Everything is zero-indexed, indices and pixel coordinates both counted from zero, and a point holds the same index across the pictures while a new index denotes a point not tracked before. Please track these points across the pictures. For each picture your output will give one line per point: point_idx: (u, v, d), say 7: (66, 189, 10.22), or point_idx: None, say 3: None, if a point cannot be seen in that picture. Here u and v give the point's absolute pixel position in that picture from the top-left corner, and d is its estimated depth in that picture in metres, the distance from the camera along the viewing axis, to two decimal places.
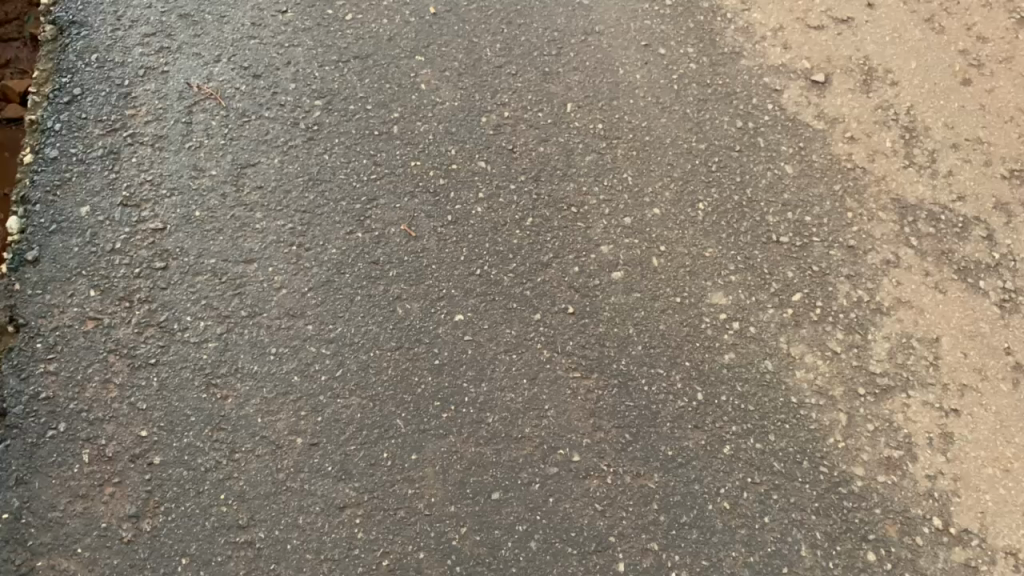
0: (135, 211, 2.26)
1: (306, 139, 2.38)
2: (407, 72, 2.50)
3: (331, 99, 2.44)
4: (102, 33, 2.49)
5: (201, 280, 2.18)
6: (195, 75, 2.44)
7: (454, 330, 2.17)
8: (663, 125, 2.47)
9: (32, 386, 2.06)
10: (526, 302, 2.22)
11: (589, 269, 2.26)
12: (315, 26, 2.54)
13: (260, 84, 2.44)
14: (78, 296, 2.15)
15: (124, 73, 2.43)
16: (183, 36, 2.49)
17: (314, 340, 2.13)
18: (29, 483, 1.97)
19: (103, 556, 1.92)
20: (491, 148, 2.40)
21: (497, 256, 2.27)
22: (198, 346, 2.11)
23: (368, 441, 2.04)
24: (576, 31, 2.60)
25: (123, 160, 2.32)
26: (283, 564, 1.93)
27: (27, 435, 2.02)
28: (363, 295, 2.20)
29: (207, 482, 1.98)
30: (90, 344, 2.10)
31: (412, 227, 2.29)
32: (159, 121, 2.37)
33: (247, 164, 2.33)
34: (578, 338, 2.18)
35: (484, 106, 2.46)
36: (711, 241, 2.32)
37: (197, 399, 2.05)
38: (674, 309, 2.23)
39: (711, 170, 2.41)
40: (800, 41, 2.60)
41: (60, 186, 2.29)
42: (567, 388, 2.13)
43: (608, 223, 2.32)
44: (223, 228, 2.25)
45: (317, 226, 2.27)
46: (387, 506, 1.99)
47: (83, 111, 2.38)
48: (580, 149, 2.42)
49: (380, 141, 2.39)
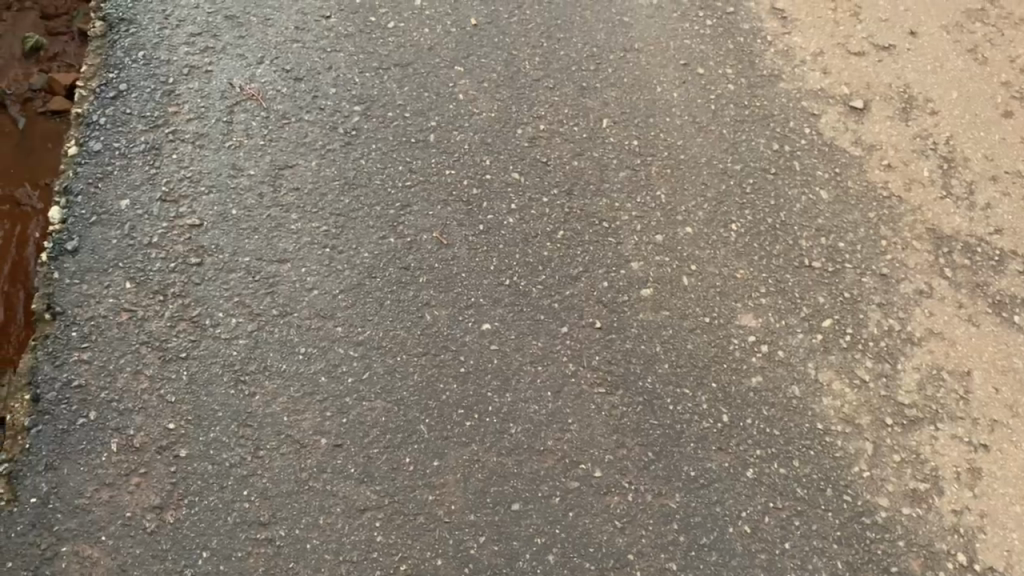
0: (173, 206, 2.29)
1: (343, 143, 2.41)
2: (446, 81, 2.52)
3: (370, 105, 2.47)
4: (150, 31, 2.54)
5: (234, 278, 2.21)
6: (238, 75, 2.48)
7: (481, 339, 2.18)
8: (698, 144, 2.47)
9: (65, 373, 2.08)
10: (553, 315, 2.22)
11: (618, 284, 2.26)
12: (358, 32, 2.57)
13: (301, 87, 2.48)
14: (114, 288, 2.18)
15: (170, 71, 2.48)
16: (229, 37, 2.54)
17: (342, 342, 2.15)
18: (58, 468, 1.99)
19: (126, 545, 1.93)
20: (526, 160, 2.42)
21: (527, 268, 2.28)
22: (229, 342, 2.13)
23: (391, 445, 2.05)
24: (615, 48, 2.61)
25: (164, 156, 2.36)
26: (302, 563, 1.94)
27: (58, 421, 2.04)
28: (393, 299, 2.21)
29: (231, 477, 2.00)
30: (123, 335, 2.13)
31: (444, 234, 2.31)
32: (201, 119, 2.41)
33: (285, 165, 2.36)
34: (605, 353, 2.18)
35: (520, 119, 2.48)
36: (742, 262, 2.31)
37: (226, 395, 2.08)
38: (702, 329, 2.22)
39: (745, 192, 2.41)
40: (839, 67, 2.60)
41: (102, 179, 2.33)
42: (591, 403, 2.13)
43: (640, 240, 2.33)
44: (259, 227, 2.28)
45: (351, 229, 2.29)
46: (407, 511, 1.99)
47: (127, 106, 2.42)
48: (614, 165, 2.43)
49: (416, 148, 2.42)
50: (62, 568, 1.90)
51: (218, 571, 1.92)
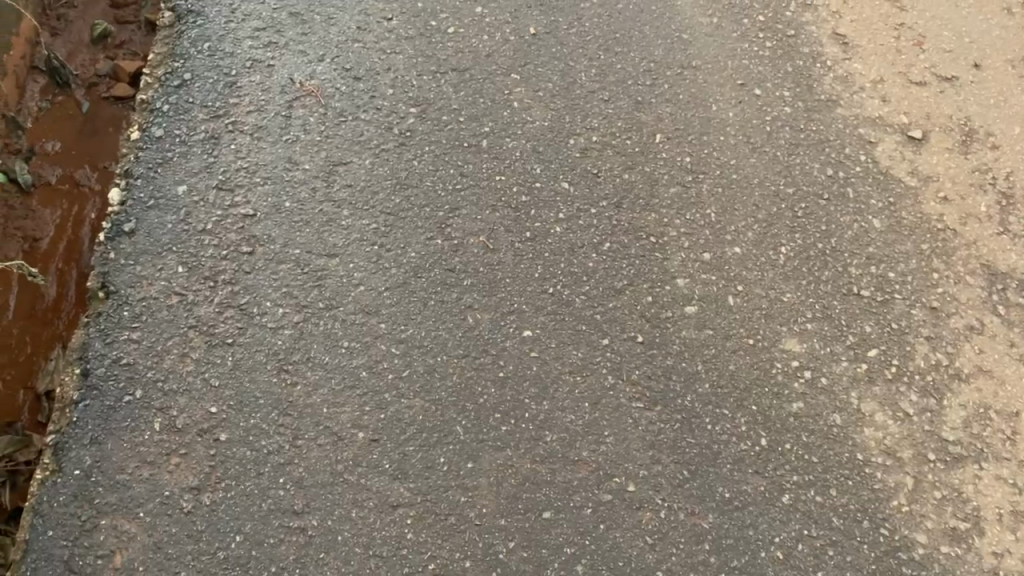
0: (229, 195, 2.33)
1: (398, 143, 2.44)
2: (501, 89, 2.54)
3: (426, 108, 2.50)
4: (216, 24, 2.60)
5: (284, 269, 2.24)
6: (299, 71, 2.53)
7: (521, 345, 2.19)
8: (751, 165, 2.46)
9: (114, 350, 2.13)
10: (595, 326, 2.22)
11: (662, 300, 2.26)
12: (418, 36, 2.61)
13: (360, 86, 2.52)
14: (166, 271, 2.23)
15: (233, 63, 2.53)
16: (292, 34, 2.59)
17: (385, 339, 2.17)
18: (102, 443, 2.03)
19: (162, 523, 1.96)
20: (576, 170, 2.42)
21: (572, 278, 2.28)
22: (275, 331, 2.17)
23: (426, 444, 2.07)
24: (672, 64, 2.61)
25: (223, 146, 2.41)
26: (332, 554, 1.95)
27: (105, 397, 2.08)
28: (437, 300, 2.23)
29: (268, 464, 2.02)
30: (173, 318, 2.17)
31: (490, 239, 2.32)
32: (261, 112, 2.46)
33: (339, 162, 2.40)
34: (645, 368, 2.17)
35: (573, 129, 2.49)
36: (790, 285, 2.29)
37: (268, 383, 2.11)
38: (745, 350, 2.20)
39: (796, 216, 2.39)
40: (899, 95, 2.57)
41: (162, 165, 2.38)
42: (629, 417, 2.12)
43: (686, 256, 2.32)
44: (311, 220, 2.31)
45: (400, 229, 2.32)
46: (439, 511, 2.00)
47: (191, 96, 2.48)
48: (664, 181, 2.42)
49: (469, 152, 2.44)
50: (99, 541, 1.94)
51: (250, 556, 1.94)
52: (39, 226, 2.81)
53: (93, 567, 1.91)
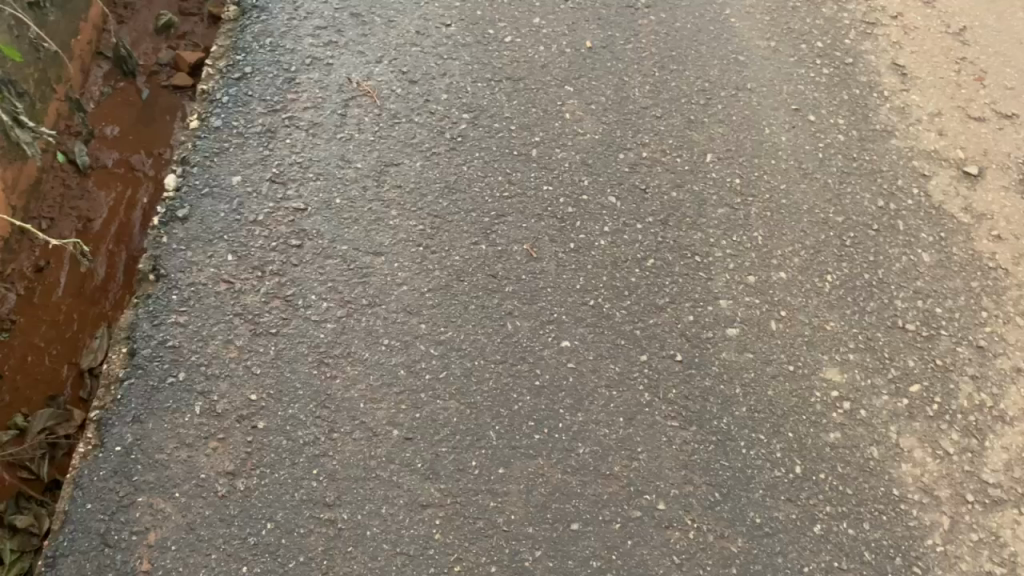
0: (281, 188, 2.37)
1: (449, 148, 2.46)
2: (554, 100, 2.56)
3: (478, 115, 2.52)
4: (279, 21, 2.65)
5: (330, 264, 2.27)
6: (357, 71, 2.57)
7: (559, 355, 2.19)
8: (801, 191, 2.44)
9: (161, 332, 2.17)
10: (634, 342, 2.22)
11: (704, 320, 2.25)
12: (475, 43, 2.64)
13: (415, 90, 2.55)
14: (216, 259, 2.27)
15: (293, 60, 2.58)
16: (352, 34, 2.63)
17: (424, 339, 2.19)
18: (143, 422, 2.06)
19: (196, 505, 1.99)
20: (624, 185, 2.43)
21: (613, 292, 2.28)
22: (318, 324, 2.20)
23: (459, 446, 2.08)
24: (727, 85, 2.61)
25: (278, 139, 2.45)
26: (359, 549, 1.97)
27: (149, 377, 2.12)
28: (478, 305, 2.25)
29: (303, 455, 2.05)
30: (220, 305, 2.21)
31: (534, 248, 2.33)
32: (317, 109, 2.50)
33: (391, 163, 2.43)
34: (682, 387, 2.17)
35: (623, 144, 2.50)
36: (834, 314, 2.28)
37: (308, 374, 2.14)
38: (785, 376, 2.19)
39: (844, 244, 2.37)
40: (956, 130, 2.55)
41: (217, 154, 2.42)
42: (663, 435, 2.11)
43: (730, 278, 2.31)
44: (360, 218, 2.35)
45: (446, 232, 2.34)
46: (468, 514, 2.01)
47: (250, 89, 2.53)
48: (712, 201, 2.41)
49: (518, 161, 2.45)
50: (135, 517, 1.97)
51: (279, 544, 1.96)
52: (93, 207, 2.89)
53: (127, 543, 1.94)
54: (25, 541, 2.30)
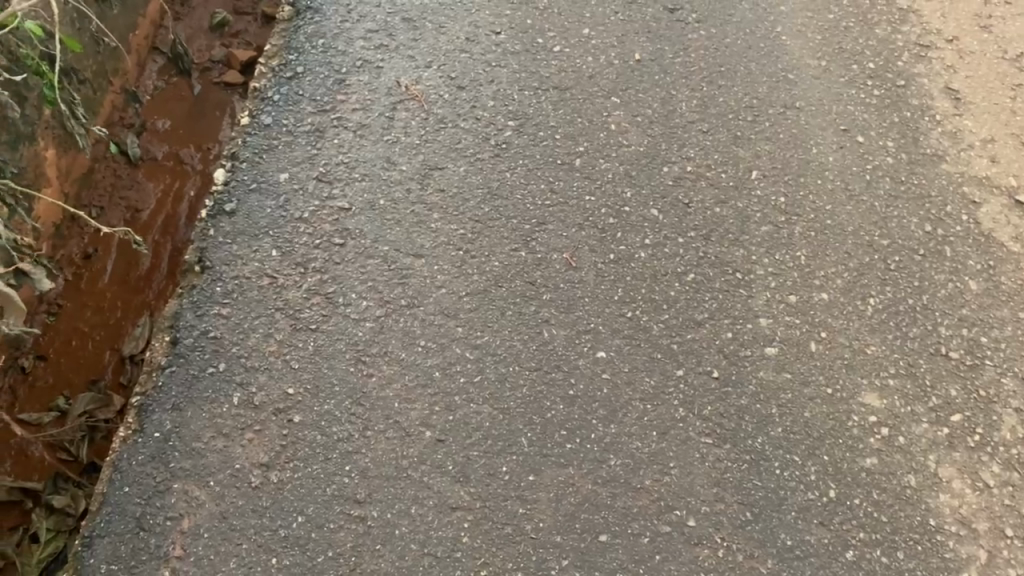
0: (327, 187, 2.41)
1: (493, 154, 2.48)
2: (600, 110, 2.56)
3: (524, 123, 2.53)
4: (332, 22, 2.69)
5: (371, 264, 2.30)
6: (406, 75, 2.60)
7: (594, 365, 2.19)
8: (847, 213, 2.42)
9: (203, 323, 2.20)
10: (671, 356, 2.20)
11: (743, 338, 2.23)
12: (523, 51, 2.66)
13: (463, 95, 2.57)
14: (260, 253, 2.30)
15: (344, 61, 2.61)
16: (403, 38, 2.66)
17: (460, 343, 2.21)
18: (182, 410, 2.10)
19: (230, 495, 2.01)
20: (667, 199, 2.42)
21: (652, 304, 2.27)
22: (357, 323, 2.22)
23: (491, 451, 2.08)
24: (775, 103, 2.59)
25: (326, 139, 2.48)
26: (388, 547, 1.98)
27: (190, 366, 2.15)
28: (515, 311, 2.25)
29: (336, 451, 2.07)
30: (262, 298, 2.24)
31: (574, 257, 2.33)
32: (365, 111, 2.53)
33: (435, 167, 2.45)
34: (717, 405, 2.15)
35: (668, 157, 2.49)
36: (875, 338, 2.24)
37: (345, 371, 2.16)
38: (822, 399, 2.16)
39: (888, 268, 2.34)
40: (1010, 157, 2.51)
41: (267, 151, 2.46)
42: (696, 451, 2.10)
43: (771, 296, 2.29)
44: (402, 220, 2.37)
45: (487, 237, 2.35)
46: (496, 519, 2.02)
47: (301, 88, 2.57)
48: (756, 218, 2.40)
49: (562, 170, 2.46)
50: (170, 503, 2.00)
51: (309, 538, 1.98)
52: (141, 197, 2.95)
53: (161, 528, 1.97)
54: (61, 521, 2.37)
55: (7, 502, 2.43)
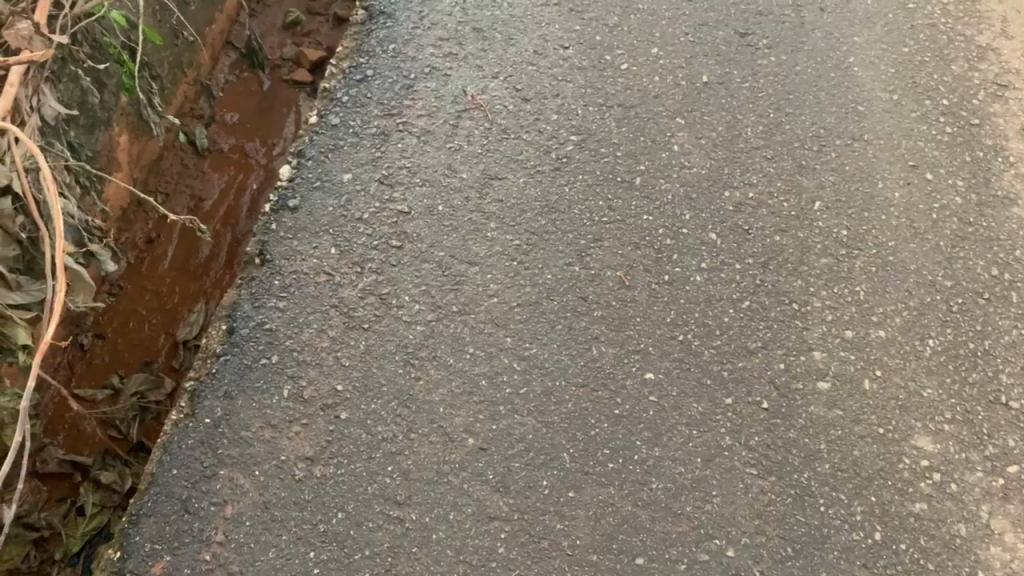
0: (388, 189, 2.44)
1: (553, 167, 2.49)
2: (664, 131, 2.56)
3: (587, 138, 2.54)
4: (403, 27, 2.73)
5: (426, 268, 2.32)
6: (473, 84, 2.62)
7: (642, 386, 2.18)
8: (910, 250, 2.37)
9: (260, 314, 2.25)
10: (720, 383, 2.18)
11: (795, 370, 2.19)
12: (591, 67, 2.66)
13: (527, 108, 2.59)
14: (319, 250, 2.34)
15: (413, 67, 2.65)
16: (472, 48, 2.69)
17: (509, 353, 2.21)
18: (233, 398, 2.14)
19: (273, 485, 2.04)
20: (726, 223, 2.40)
21: (704, 329, 2.25)
22: (408, 325, 2.24)
23: (532, 464, 2.08)
24: (843, 134, 2.56)
25: (390, 143, 2.52)
26: (424, 551, 1.99)
27: (244, 355, 2.19)
28: (565, 325, 2.25)
29: (380, 451, 2.09)
30: (318, 295, 2.28)
31: (628, 276, 2.32)
32: (430, 117, 2.56)
33: (495, 176, 2.47)
34: (765, 436, 2.12)
35: (730, 182, 2.47)
36: (932, 381, 2.19)
37: (394, 372, 2.18)
38: (873, 438, 2.12)
39: (950, 310, 2.29)
40: None
41: (333, 151, 2.51)
42: (740, 481, 2.07)
43: (827, 330, 2.25)
44: (459, 227, 2.39)
45: (542, 250, 2.36)
46: (533, 532, 2.01)
47: (369, 91, 2.61)
48: (816, 250, 2.37)
49: (621, 188, 2.46)
50: (215, 489, 2.04)
51: (348, 535, 2.00)
52: (206, 187, 3.03)
53: (206, 513, 2.01)
54: (107, 496, 2.43)
55: (59, 474, 2.50)
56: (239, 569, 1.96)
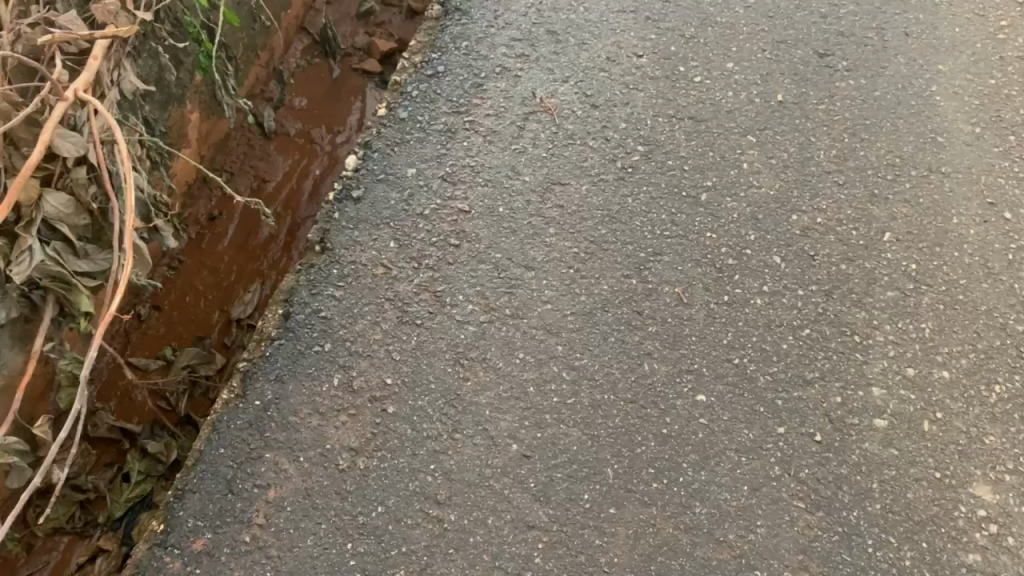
0: (450, 187, 2.44)
1: (617, 177, 2.46)
2: (734, 147, 2.51)
3: (654, 149, 2.51)
4: (478, 26, 2.72)
5: (482, 269, 2.32)
6: (543, 87, 2.61)
7: (692, 408, 2.14)
8: (982, 290, 2.30)
9: (316, 302, 2.27)
10: (774, 411, 2.13)
11: (852, 405, 2.14)
12: (663, 77, 2.63)
13: (595, 114, 2.56)
14: (379, 243, 2.35)
15: (484, 66, 2.64)
16: (544, 50, 2.67)
17: (559, 361, 2.19)
18: (284, 383, 2.16)
19: (316, 473, 2.06)
20: (792, 247, 2.35)
21: (761, 354, 2.20)
22: (460, 325, 2.24)
23: (575, 476, 2.06)
24: (920, 164, 2.48)
25: (456, 140, 2.51)
26: (460, 553, 1.99)
27: (298, 341, 2.21)
28: (618, 338, 2.22)
29: (424, 448, 2.09)
30: (374, 287, 2.28)
31: (686, 293, 2.29)
32: (498, 117, 2.55)
33: (558, 182, 2.45)
34: (815, 469, 2.07)
35: (798, 205, 2.41)
36: (996, 428, 2.12)
37: (443, 371, 2.18)
38: (929, 482, 2.06)
39: (1020, 355, 2.21)
40: None
41: (399, 145, 2.51)
42: (786, 513, 2.03)
43: (888, 366, 2.19)
44: (518, 230, 2.38)
45: (600, 259, 2.34)
46: (571, 545, 2.00)
47: (439, 87, 2.61)
48: (883, 282, 2.30)
49: (685, 202, 2.42)
50: (260, 471, 2.06)
51: (386, 530, 2.00)
52: (270, 170, 3.06)
53: (248, 494, 2.03)
54: (151, 465, 2.48)
55: (108, 439, 2.54)
56: (277, 554, 1.98)
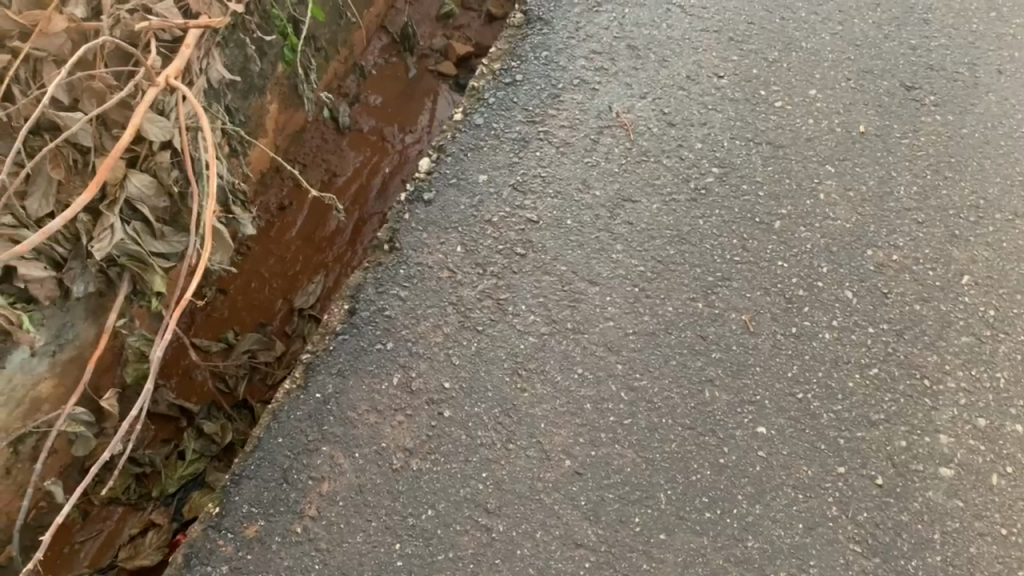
0: (520, 196, 2.44)
1: (690, 198, 2.43)
2: (812, 176, 2.46)
3: (729, 172, 2.47)
4: (559, 36, 2.72)
5: (547, 281, 2.31)
6: (620, 102, 2.59)
7: (752, 439, 2.10)
8: None
9: (381, 300, 2.28)
10: (835, 450, 2.09)
11: (917, 450, 2.09)
12: (743, 100, 2.59)
13: (671, 133, 2.54)
14: (446, 246, 2.36)
15: (562, 77, 2.64)
16: (624, 65, 2.66)
17: (618, 380, 2.18)
18: (345, 377, 2.18)
19: (370, 471, 2.08)
20: (865, 283, 2.29)
21: (826, 391, 2.15)
22: (521, 334, 2.24)
23: (626, 498, 2.05)
24: (1005, 208, 2.42)
25: (529, 150, 2.52)
26: (506, 564, 1.99)
27: (360, 338, 2.23)
28: (679, 361, 2.20)
29: (477, 455, 2.10)
30: (438, 289, 2.30)
31: (753, 321, 2.25)
32: (572, 130, 2.55)
33: (628, 199, 2.43)
34: (875, 513, 2.02)
35: (874, 240, 2.36)
36: None
37: (501, 379, 2.18)
38: (994, 538, 2.00)
39: None
40: None
41: (473, 150, 2.52)
42: (840, 556, 1.98)
43: (958, 414, 2.13)
44: (585, 244, 2.37)
45: (666, 279, 2.32)
46: (618, 567, 1.99)
47: (516, 96, 2.61)
48: (958, 326, 2.24)
49: (758, 229, 2.38)
50: (315, 463, 2.09)
51: (434, 533, 2.02)
52: (342, 164, 3.11)
53: (302, 485, 2.06)
54: (206, 446, 2.53)
55: (166, 416, 2.59)
56: (326, 547, 2.01)
